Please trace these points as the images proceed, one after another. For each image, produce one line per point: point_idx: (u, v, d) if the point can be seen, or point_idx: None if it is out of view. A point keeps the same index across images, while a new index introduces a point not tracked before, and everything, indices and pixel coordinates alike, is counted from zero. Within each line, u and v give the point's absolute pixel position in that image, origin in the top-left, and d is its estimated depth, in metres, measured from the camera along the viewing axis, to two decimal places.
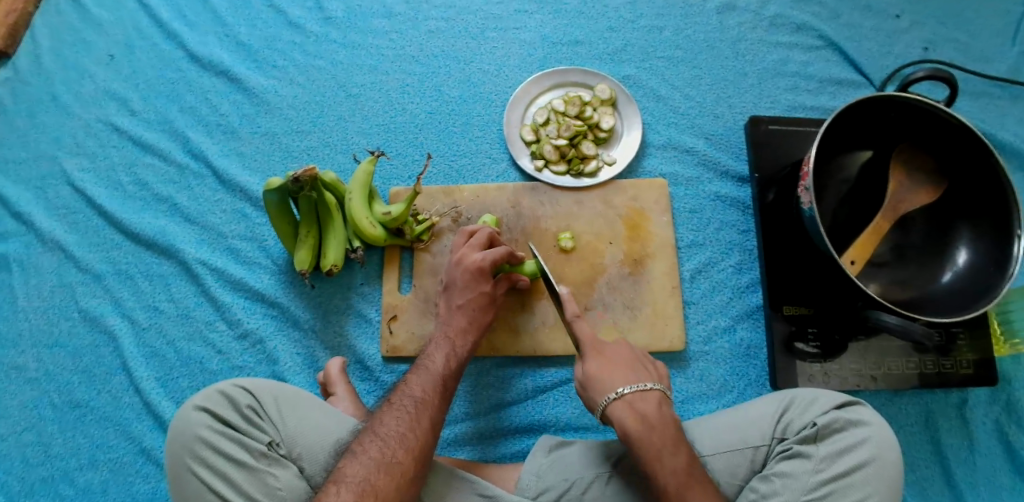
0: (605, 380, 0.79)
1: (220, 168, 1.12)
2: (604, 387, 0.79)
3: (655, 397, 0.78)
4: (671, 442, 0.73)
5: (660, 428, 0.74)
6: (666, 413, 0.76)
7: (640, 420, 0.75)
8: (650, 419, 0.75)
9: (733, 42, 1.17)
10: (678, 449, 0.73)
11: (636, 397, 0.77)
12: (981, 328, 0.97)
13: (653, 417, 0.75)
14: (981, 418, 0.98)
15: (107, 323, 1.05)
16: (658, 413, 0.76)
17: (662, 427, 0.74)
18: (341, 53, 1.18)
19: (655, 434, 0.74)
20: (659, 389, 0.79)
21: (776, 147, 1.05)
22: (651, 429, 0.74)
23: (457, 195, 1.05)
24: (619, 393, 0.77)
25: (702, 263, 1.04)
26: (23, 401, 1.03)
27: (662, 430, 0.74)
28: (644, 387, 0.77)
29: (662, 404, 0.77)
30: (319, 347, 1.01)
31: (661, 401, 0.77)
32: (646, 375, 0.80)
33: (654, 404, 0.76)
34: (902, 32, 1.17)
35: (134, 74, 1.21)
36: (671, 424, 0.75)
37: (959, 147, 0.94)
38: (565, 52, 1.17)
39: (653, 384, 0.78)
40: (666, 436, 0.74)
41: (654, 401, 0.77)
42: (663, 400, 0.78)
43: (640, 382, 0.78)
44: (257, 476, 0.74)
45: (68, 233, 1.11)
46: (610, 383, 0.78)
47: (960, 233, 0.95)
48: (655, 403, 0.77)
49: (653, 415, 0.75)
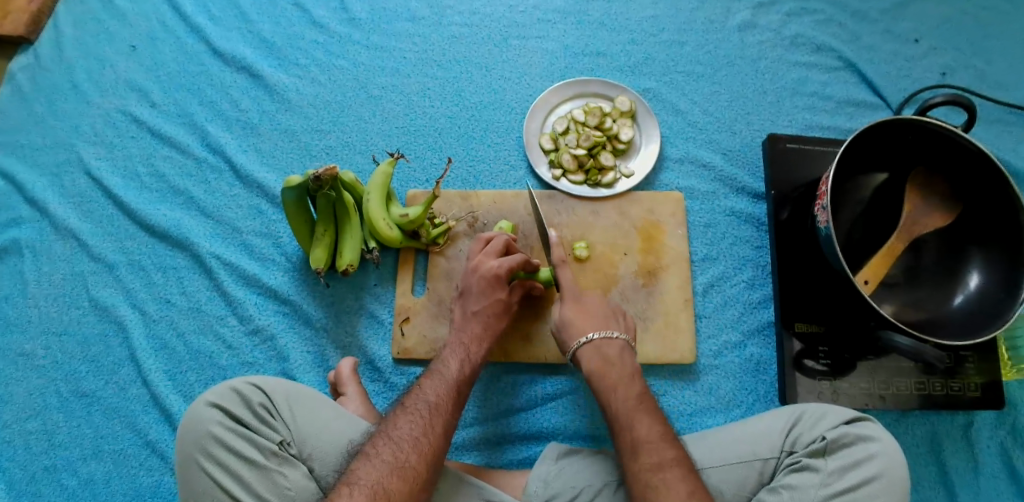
0: (574, 326, 0.87)
1: (238, 164, 1.12)
2: (574, 331, 0.87)
3: (619, 344, 0.85)
4: (626, 377, 0.82)
5: (617, 367, 0.83)
6: (626, 358, 0.84)
7: (603, 361, 0.83)
8: (611, 360, 0.83)
9: (752, 59, 1.18)
10: (632, 382, 0.81)
11: (603, 342, 0.85)
12: (989, 353, 0.98)
13: (614, 359, 0.84)
14: (987, 442, 0.98)
15: (118, 313, 1.06)
16: (619, 355, 0.84)
17: (620, 367, 0.83)
18: (363, 55, 1.19)
19: (613, 372, 0.82)
20: (624, 339, 0.86)
21: (793, 166, 1.06)
22: (610, 368, 0.83)
23: (474, 200, 1.06)
24: (588, 337, 0.85)
25: (715, 278, 1.04)
26: (30, 388, 1.03)
27: (619, 368, 0.83)
28: (609, 335, 0.85)
29: (625, 351, 0.85)
30: (330, 346, 1.02)
31: (623, 349, 0.85)
32: (614, 327, 0.88)
33: (618, 348, 0.85)
34: (920, 56, 1.18)
35: (156, 66, 1.22)
36: (630, 368, 0.83)
37: (975, 172, 0.94)
38: (586, 62, 1.18)
39: (619, 333, 0.86)
40: (622, 373, 0.82)
41: (618, 348, 0.85)
42: (626, 349, 0.86)
43: (607, 330, 0.86)
44: (268, 476, 0.74)
45: (82, 222, 1.12)
46: (580, 326, 0.87)
47: (974, 257, 0.96)
48: (619, 349, 0.85)
49: (614, 356, 0.84)
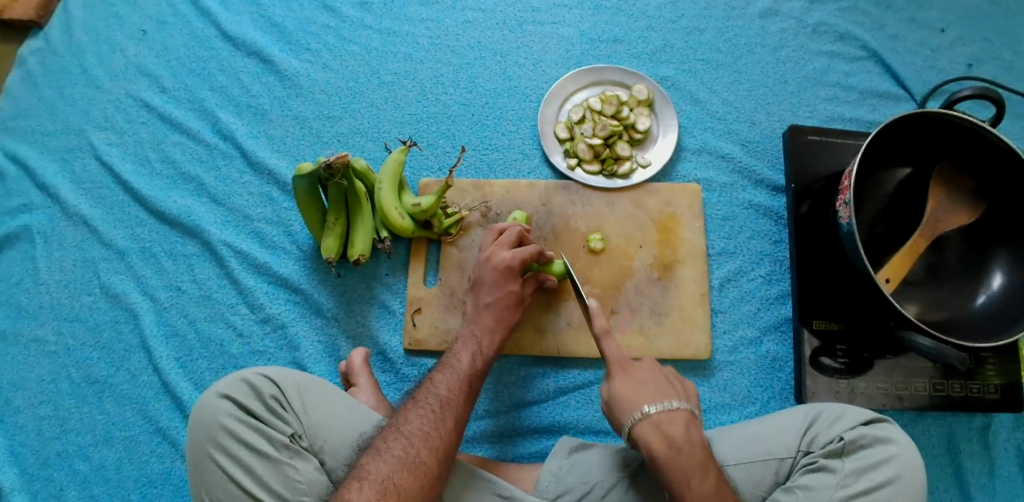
0: (630, 400, 0.76)
1: (248, 150, 1.11)
2: (631, 407, 0.76)
3: (682, 416, 0.75)
4: (698, 467, 0.71)
5: (687, 452, 0.72)
6: (694, 436, 0.74)
7: (667, 443, 0.73)
8: (677, 443, 0.72)
9: (773, 48, 1.15)
10: (705, 473, 0.71)
11: (665, 419, 0.74)
12: (1011, 354, 0.95)
13: (681, 441, 0.73)
14: (1004, 444, 0.97)
15: (128, 300, 1.05)
16: (684, 435, 0.73)
17: (689, 450, 0.72)
18: (375, 39, 1.17)
19: (682, 459, 0.72)
20: (686, 408, 0.75)
21: (814, 159, 1.03)
22: (678, 454, 0.72)
23: (487, 189, 1.04)
24: (646, 413, 0.74)
25: (732, 272, 1.02)
26: (41, 373, 1.03)
27: (688, 455, 0.72)
28: (670, 409, 0.74)
29: (689, 425, 0.74)
30: (341, 335, 1.01)
31: (689, 422, 0.75)
32: (673, 394, 0.77)
33: (682, 425, 0.74)
34: (946, 47, 1.15)
35: (165, 50, 1.19)
36: (699, 446, 0.73)
37: (1002, 169, 0.91)
38: (603, 49, 1.15)
39: (679, 403, 0.75)
40: (694, 461, 0.72)
41: (682, 422, 0.74)
42: (689, 420, 0.75)
43: (666, 402, 0.75)
44: (278, 468, 0.73)
45: (93, 208, 1.11)
46: (637, 402, 0.76)
47: (998, 255, 0.93)
48: (683, 425, 0.74)
49: (680, 437, 0.73)
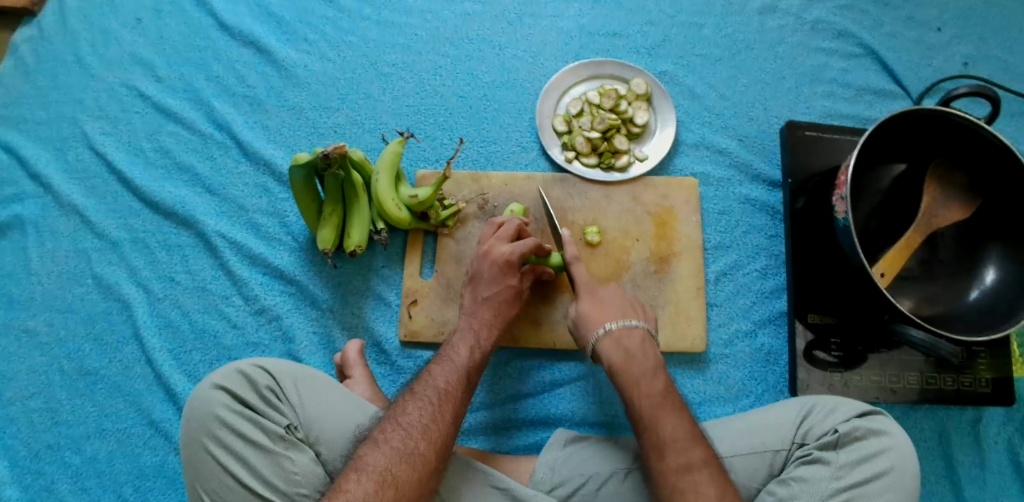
0: (591, 317, 0.84)
1: (244, 140, 1.10)
2: (593, 322, 0.84)
3: (639, 334, 0.82)
4: (648, 371, 0.78)
5: (640, 360, 0.79)
6: (648, 349, 0.81)
7: (624, 355, 0.80)
8: (632, 352, 0.80)
9: (771, 44, 1.15)
10: (655, 376, 0.78)
11: (622, 332, 0.81)
12: (1003, 348, 0.96)
13: (636, 352, 0.80)
14: (995, 439, 0.98)
15: (122, 291, 1.04)
16: (639, 347, 0.81)
17: (642, 359, 0.80)
18: (373, 31, 1.16)
19: (635, 366, 0.79)
20: (643, 328, 0.83)
21: (811, 154, 1.03)
22: (631, 362, 0.79)
23: (484, 181, 1.04)
24: (606, 329, 0.82)
25: (728, 267, 1.03)
26: (33, 365, 1.02)
27: (641, 362, 0.79)
28: (629, 326, 0.82)
29: (646, 341, 0.82)
30: (336, 327, 1.00)
31: (644, 339, 0.82)
32: (634, 315, 0.85)
33: (638, 340, 0.81)
34: (942, 45, 1.15)
35: (161, 39, 1.18)
36: (653, 359, 0.80)
37: (999, 166, 0.91)
38: (601, 43, 1.15)
39: (638, 322, 0.83)
40: (645, 366, 0.79)
41: (638, 338, 0.82)
42: (646, 338, 0.82)
43: (625, 320, 0.83)
44: (274, 459, 0.73)
45: (86, 198, 1.10)
46: (599, 318, 0.84)
47: (990, 251, 0.94)
48: (639, 339, 0.81)
49: (635, 349, 0.80)
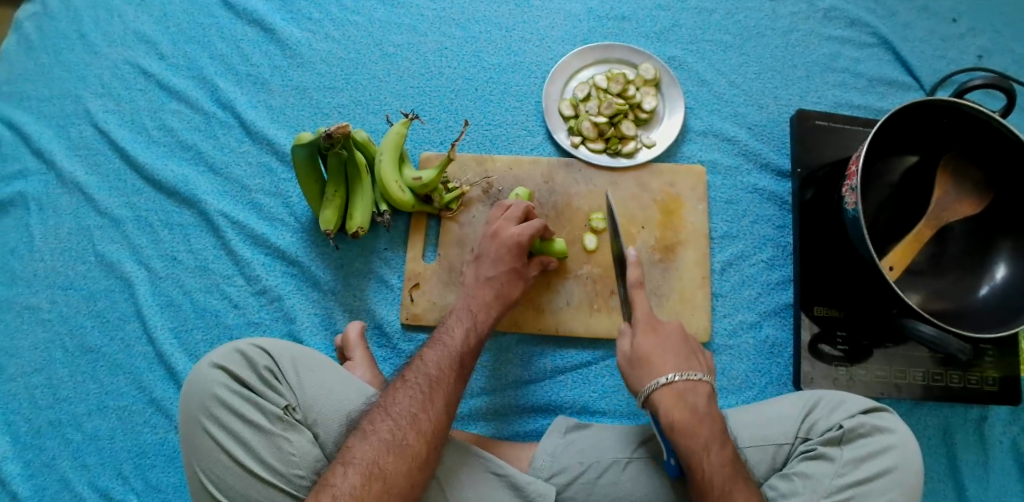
0: (653, 365, 0.77)
1: (247, 120, 1.09)
2: (653, 369, 0.77)
3: (705, 391, 0.76)
4: (717, 437, 0.73)
5: (708, 423, 0.73)
6: (713, 409, 0.75)
7: (690, 413, 0.74)
8: (699, 413, 0.74)
9: (783, 32, 1.13)
10: (723, 445, 0.72)
11: (688, 389, 0.75)
12: (1011, 347, 0.94)
13: (702, 412, 0.74)
14: (1000, 437, 0.96)
15: (124, 269, 1.03)
16: (706, 407, 0.75)
17: (708, 422, 0.73)
18: (379, 11, 1.15)
19: (704, 430, 0.73)
20: (709, 383, 0.77)
21: (821, 144, 1.02)
22: (699, 425, 0.73)
23: (489, 164, 1.03)
24: (669, 379, 0.75)
25: (734, 256, 1.01)
26: (34, 342, 1.02)
27: (709, 426, 0.73)
28: (694, 379, 0.76)
29: (711, 399, 0.76)
30: (338, 309, 1.00)
31: (710, 396, 0.76)
32: (696, 366, 0.78)
33: (704, 397, 0.75)
34: (957, 36, 1.13)
35: (165, 17, 1.17)
36: (717, 421, 0.74)
37: (1012, 160, 0.89)
38: (610, 27, 1.13)
39: (704, 376, 0.77)
40: (714, 430, 0.73)
41: (704, 396, 0.76)
42: (711, 395, 0.76)
43: (691, 372, 0.76)
44: (273, 441, 0.72)
45: (88, 175, 1.09)
46: (659, 366, 0.77)
47: (1001, 249, 0.92)
48: (704, 398, 0.75)
49: (702, 408, 0.74)
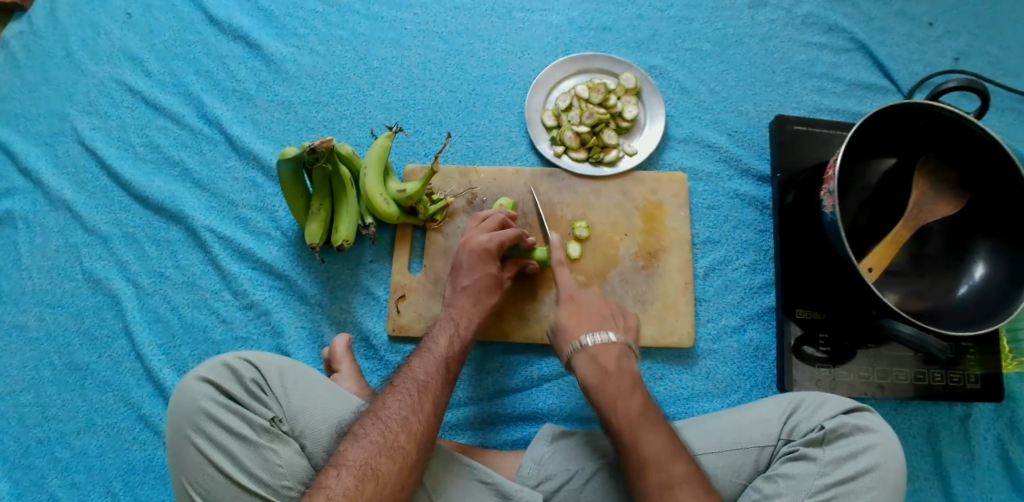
0: (570, 330, 0.82)
1: (233, 135, 1.10)
2: (570, 336, 0.82)
3: (617, 350, 0.80)
4: (626, 388, 0.76)
5: (616, 377, 0.77)
6: (625, 366, 0.79)
7: (600, 371, 0.78)
8: (608, 369, 0.78)
9: (762, 39, 1.15)
10: (632, 394, 0.76)
11: (599, 349, 0.79)
12: (992, 345, 0.96)
13: (612, 369, 0.78)
14: (984, 434, 0.97)
15: (111, 286, 1.04)
16: (616, 364, 0.79)
17: (619, 376, 0.77)
18: (363, 25, 1.16)
19: (612, 383, 0.77)
20: (623, 343, 0.81)
21: (800, 149, 1.03)
22: (608, 379, 0.77)
23: (473, 176, 1.04)
24: (582, 344, 0.80)
25: (717, 261, 1.03)
26: (23, 360, 1.02)
27: (618, 380, 0.77)
28: (606, 340, 0.80)
29: (623, 357, 0.80)
30: (325, 322, 1.01)
31: (622, 354, 0.80)
32: (612, 328, 0.83)
33: (615, 355, 0.79)
34: (934, 40, 1.15)
35: (151, 34, 1.18)
36: (629, 375, 0.78)
37: (987, 160, 0.91)
38: (591, 37, 1.15)
39: (616, 336, 0.81)
40: (621, 385, 0.77)
41: (616, 354, 0.79)
42: (625, 353, 0.80)
43: (603, 333, 0.80)
44: (259, 452, 0.73)
45: (75, 193, 1.10)
46: (575, 332, 0.82)
47: (978, 248, 0.93)
48: (616, 356, 0.79)
49: (611, 366, 0.78)
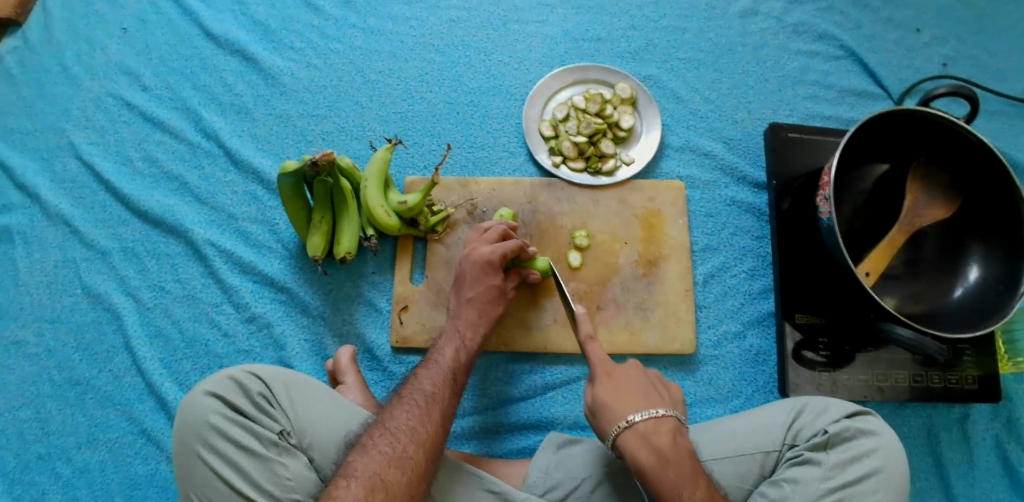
0: (616, 408, 0.75)
1: (232, 149, 1.10)
2: (616, 417, 0.75)
3: (668, 426, 0.74)
4: (685, 471, 0.70)
5: (675, 462, 0.71)
6: (680, 443, 0.73)
7: (655, 454, 0.71)
8: (664, 453, 0.71)
9: (754, 47, 1.17)
10: (695, 483, 0.70)
11: (649, 428, 0.73)
12: (987, 346, 0.97)
13: (667, 451, 0.72)
14: (982, 434, 0.99)
15: (111, 301, 1.04)
16: (671, 444, 0.72)
17: (676, 460, 0.71)
18: (359, 38, 1.17)
19: (671, 469, 0.70)
20: (672, 417, 0.75)
21: (794, 155, 1.05)
22: (666, 465, 0.70)
23: (472, 187, 1.05)
24: (632, 423, 0.73)
25: (715, 268, 1.04)
26: (22, 376, 1.02)
27: (677, 465, 0.71)
28: (658, 418, 0.74)
29: (677, 435, 0.74)
30: (327, 334, 1.01)
31: (675, 431, 0.74)
32: (657, 401, 0.77)
33: (669, 434, 0.73)
34: (922, 46, 1.17)
35: (147, 48, 1.19)
36: (686, 456, 0.72)
37: (978, 165, 0.93)
38: (586, 48, 1.16)
39: (665, 411, 0.75)
40: (682, 470, 0.70)
41: (668, 432, 0.73)
42: (676, 429, 0.74)
43: (651, 409, 0.75)
44: (268, 466, 0.73)
45: (74, 207, 1.10)
46: (622, 412, 0.75)
47: (973, 252, 0.94)
48: (669, 434, 0.73)
49: (668, 449, 0.72)
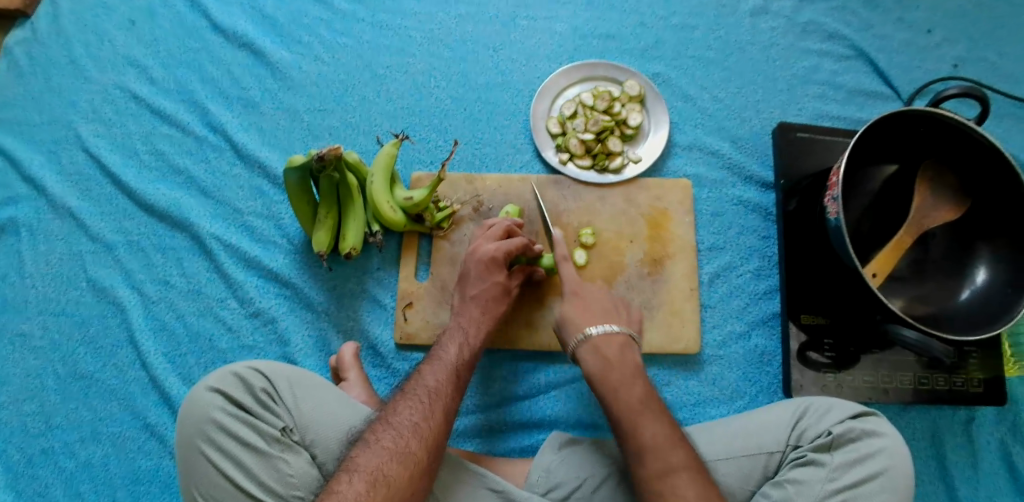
0: (576, 322, 0.84)
1: (239, 143, 1.10)
2: (575, 327, 0.83)
3: (620, 340, 0.82)
4: (628, 377, 0.79)
5: (618, 367, 0.80)
6: (627, 356, 0.81)
7: (603, 362, 0.80)
8: (611, 359, 0.80)
9: (764, 46, 1.16)
10: (633, 383, 0.78)
11: (602, 340, 0.81)
12: (993, 349, 0.97)
13: (614, 359, 0.80)
14: (987, 438, 0.98)
15: (116, 294, 1.04)
16: (620, 354, 0.81)
17: (621, 366, 0.80)
18: (367, 32, 1.16)
19: (614, 372, 0.79)
20: (626, 334, 0.83)
21: (803, 156, 1.04)
22: (611, 369, 0.79)
23: (479, 183, 1.05)
24: (587, 334, 0.82)
25: (722, 267, 1.03)
26: (26, 369, 1.02)
27: (621, 369, 0.79)
28: (609, 331, 0.82)
29: (626, 348, 0.82)
30: (332, 329, 1.01)
31: (625, 344, 0.82)
32: (616, 320, 0.85)
33: (618, 346, 0.81)
34: (933, 46, 1.16)
35: (155, 41, 1.18)
36: (632, 366, 0.80)
37: (988, 168, 0.92)
38: (595, 45, 1.16)
39: (620, 327, 0.83)
40: (624, 374, 0.79)
41: (619, 345, 0.82)
42: (627, 344, 0.82)
43: (607, 324, 0.83)
44: (271, 463, 0.73)
45: (80, 201, 1.10)
46: (580, 323, 0.83)
47: (980, 255, 0.94)
48: (618, 346, 0.81)
49: (614, 356, 0.81)
